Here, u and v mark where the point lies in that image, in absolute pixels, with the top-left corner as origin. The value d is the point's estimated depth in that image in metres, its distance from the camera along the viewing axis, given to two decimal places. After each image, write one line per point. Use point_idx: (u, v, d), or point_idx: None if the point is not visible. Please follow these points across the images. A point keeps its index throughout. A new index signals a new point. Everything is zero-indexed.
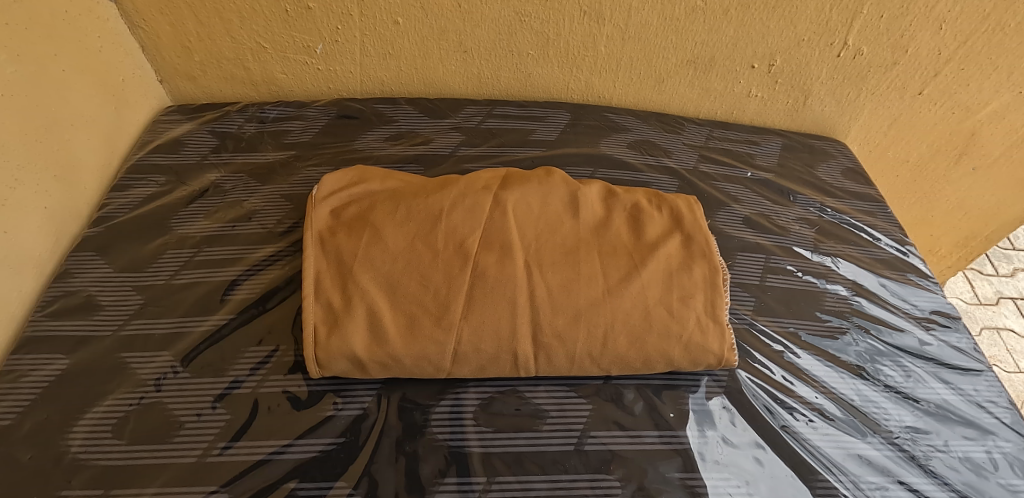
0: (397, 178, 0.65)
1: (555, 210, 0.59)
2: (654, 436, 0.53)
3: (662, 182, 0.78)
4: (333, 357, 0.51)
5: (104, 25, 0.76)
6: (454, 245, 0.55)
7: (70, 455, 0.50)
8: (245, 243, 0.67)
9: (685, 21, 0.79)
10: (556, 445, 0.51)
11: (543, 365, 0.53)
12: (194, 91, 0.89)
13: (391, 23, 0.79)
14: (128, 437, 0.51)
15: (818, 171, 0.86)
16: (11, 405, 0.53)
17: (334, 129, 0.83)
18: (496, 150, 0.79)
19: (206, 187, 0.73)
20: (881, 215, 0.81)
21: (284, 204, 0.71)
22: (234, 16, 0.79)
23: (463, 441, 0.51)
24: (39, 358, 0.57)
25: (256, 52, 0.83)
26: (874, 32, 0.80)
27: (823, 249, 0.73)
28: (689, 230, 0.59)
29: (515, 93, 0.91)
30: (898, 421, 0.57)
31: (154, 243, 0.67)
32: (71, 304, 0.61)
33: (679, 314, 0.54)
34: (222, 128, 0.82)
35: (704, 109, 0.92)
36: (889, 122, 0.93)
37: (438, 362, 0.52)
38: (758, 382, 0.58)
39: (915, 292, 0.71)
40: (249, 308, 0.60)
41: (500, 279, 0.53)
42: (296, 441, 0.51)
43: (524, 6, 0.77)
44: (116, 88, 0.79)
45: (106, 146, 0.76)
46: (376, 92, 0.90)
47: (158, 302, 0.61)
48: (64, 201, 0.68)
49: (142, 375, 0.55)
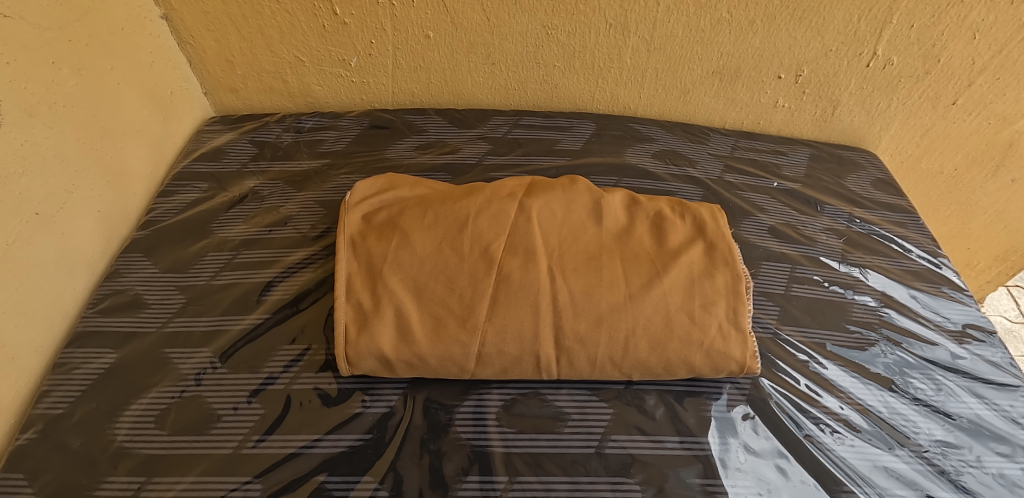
0: (426, 185, 0.67)
1: (579, 217, 0.60)
2: (676, 442, 0.53)
3: (686, 191, 0.78)
4: (362, 356, 0.53)
5: (156, 41, 0.81)
6: (479, 250, 0.56)
7: (116, 443, 0.53)
8: (280, 246, 0.70)
9: (710, 33, 0.79)
10: (577, 446, 0.52)
11: (565, 368, 0.54)
12: (236, 103, 0.94)
13: (423, 37, 0.82)
14: (169, 428, 0.54)
15: (847, 181, 0.85)
16: (64, 395, 0.57)
17: (366, 138, 0.86)
18: (522, 159, 0.81)
19: (246, 193, 0.77)
20: (912, 226, 0.80)
21: (318, 210, 0.74)
22: (275, 32, 0.83)
23: (486, 441, 0.53)
24: (90, 352, 0.60)
25: (294, 66, 0.87)
26: (905, 42, 0.79)
27: (851, 260, 0.72)
28: (713, 238, 0.60)
29: (541, 104, 0.93)
30: (928, 434, 0.56)
31: (196, 246, 0.70)
32: (120, 301, 0.65)
33: (701, 321, 0.54)
34: (261, 138, 0.86)
35: (730, 119, 0.92)
36: (921, 133, 0.91)
37: (462, 363, 0.53)
38: (782, 391, 0.57)
39: (947, 304, 0.69)
40: (284, 307, 0.63)
41: (523, 283, 0.54)
42: (326, 436, 0.53)
43: (551, 20, 0.79)
44: (165, 101, 0.84)
45: (154, 153, 0.81)
46: (407, 103, 0.93)
47: (200, 301, 0.64)
48: (115, 206, 0.73)
49: (183, 369, 0.58)
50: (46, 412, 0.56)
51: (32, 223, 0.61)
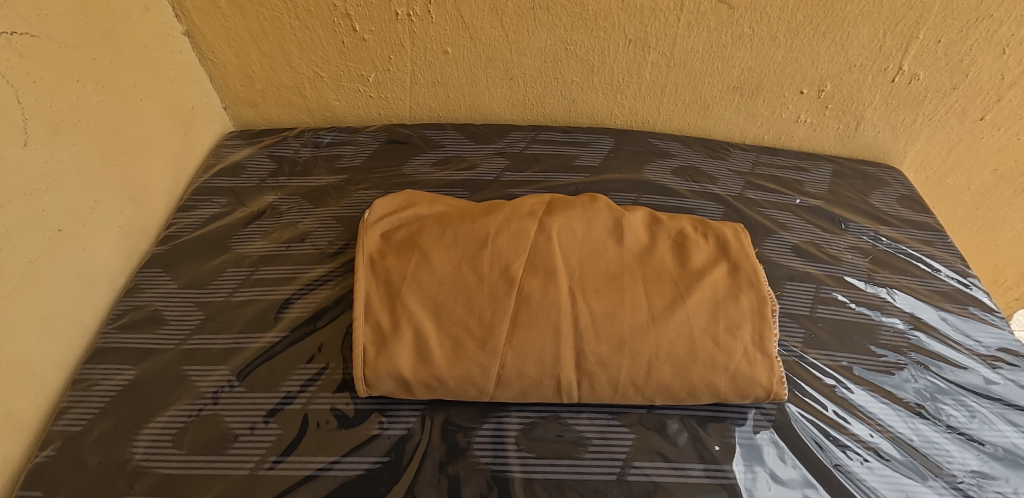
0: (444, 202, 0.67)
1: (599, 236, 0.59)
2: (700, 469, 0.51)
3: (707, 209, 0.77)
4: (380, 377, 0.53)
5: (178, 57, 0.82)
6: (500, 269, 0.56)
7: (133, 462, 0.53)
8: (298, 263, 0.70)
9: (732, 48, 0.79)
10: (599, 473, 0.51)
11: (586, 391, 0.53)
12: (255, 117, 0.95)
13: (442, 53, 0.82)
14: (186, 448, 0.54)
15: (871, 198, 0.84)
16: (82, 412, 0.57)
17: (384, 154, 0.86)
18: (540, 176, 0.81)
19: (264, 209, 0.77)
20: (940, 245, 0.78)
21: (335, 226, 0.74)
22: (295, 48, 0.83)
23: (505, 465, 0.52)
24: (108, 368, 0.61)
25: (313, 81, 0.88)
26: (931, 57, 0.77)
27: (878, 279, 0.70)
28: (737, 259, 0.58)
29: (559, 118, 0.92)
30: (962, 464, 0.55)
31: (214, 262, 0.70)
32: (139, 317, 0.65)
33: (726, 345, 0.53)
34: (280, 153, 0.87)
35: (750, 134, 0.91)
36: (948, 149, 0.89)
37: (481, 385, 0.52)
38: (810, 418, 0.56)
39: (979, 327, 0.67)
40: (302, 325, 0.63)
41: (544, 304, 0.53)
42: (343, 459, 0.52)
43: (571, 36, 0.79)
44: (185, 115, 0.84)
45: (174, 168, 0.81)
46: (424, 117, 0.93)
47: (218, 317, 0.64)
48: (136, 221, 0.73)
49: (200, 387, 0.58)
50: (65, 429, 0.56)
51: (54, 239, 0.62)
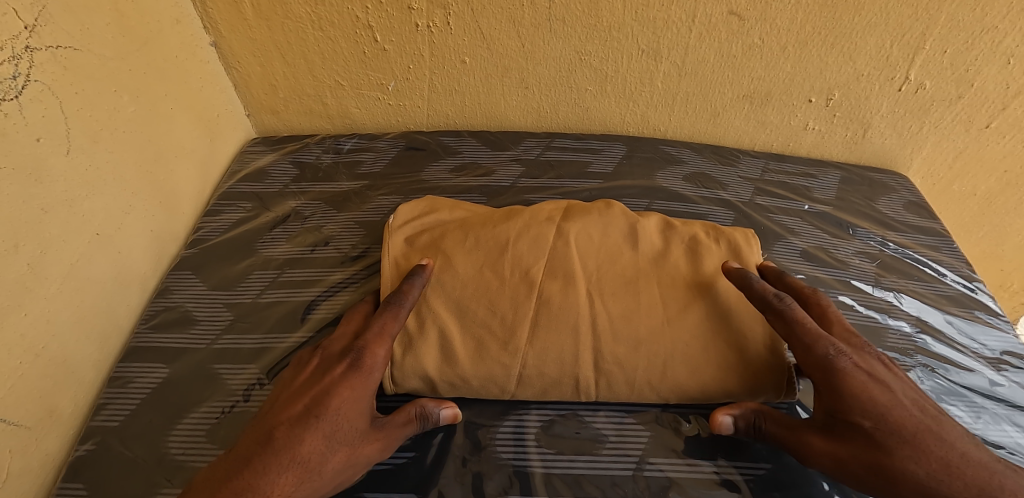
0: (464, 208, 0.69)
1: (615, 241, 0.61)
2: (713, 466, 0.54)
3: (718, 214, 0.79)
4: (407, 375, 0.55)
5: (205, 67, 0.85)
6: (520, 273, 0.58)
7: (170, 456, 0.56)
8: (322, 266, 0.72)
9: (743, 58, 0.81)
10: (615, 469, 0.53)
11: (603, 390, 0.55)
12: (277, 124, 0.97)
13: (459, 62, 0.85)
14: (220, 442, 0.56)
15: (878, 204, 0.86)
16: (120, 408, 0.60)
17: (403, 160, 0.88)
18: (555, 182, 0.83)
19: (288, 213, 0.80)
20: (946, 250, 0.80)
21: (358, 230, 0.77)
22: (317, 58, 0.86)
23: (526, 461, 0.54)
24: (143, 366, 0.63)
25: (334, 89, 0.90)
26: (937, 67, 0.79)
27: (885, 284, 0.72)
28: (748, 264, 0.61)
29: (572, 126, 0.94)
30: None
31: (242, 264, 0.73)
32: (171, 318, 0.68)
33: (738, 347, 0.55)
34: (302, 159, 0.89)
35: (760, 141, 0.93)
36: (954, 156, 0.91)
37: (503, 384, 0.55)
38: None
39: (984, 330, 0.69)
40: (328, 326, 0.65)
41: (564, 307, 0.56)
42: None
43: (585, 46, 0.81)
44: (211, 123, 0.87)
45: (201, 173, 0.84)
46: (441, 124, 0.96)
47: (247, 318, 0.67)
48: (166, 225, 0.76)
49: (232, 385, 0.61)
50: (104, 425, 0.58)
51: (93, 243, 0.65)
